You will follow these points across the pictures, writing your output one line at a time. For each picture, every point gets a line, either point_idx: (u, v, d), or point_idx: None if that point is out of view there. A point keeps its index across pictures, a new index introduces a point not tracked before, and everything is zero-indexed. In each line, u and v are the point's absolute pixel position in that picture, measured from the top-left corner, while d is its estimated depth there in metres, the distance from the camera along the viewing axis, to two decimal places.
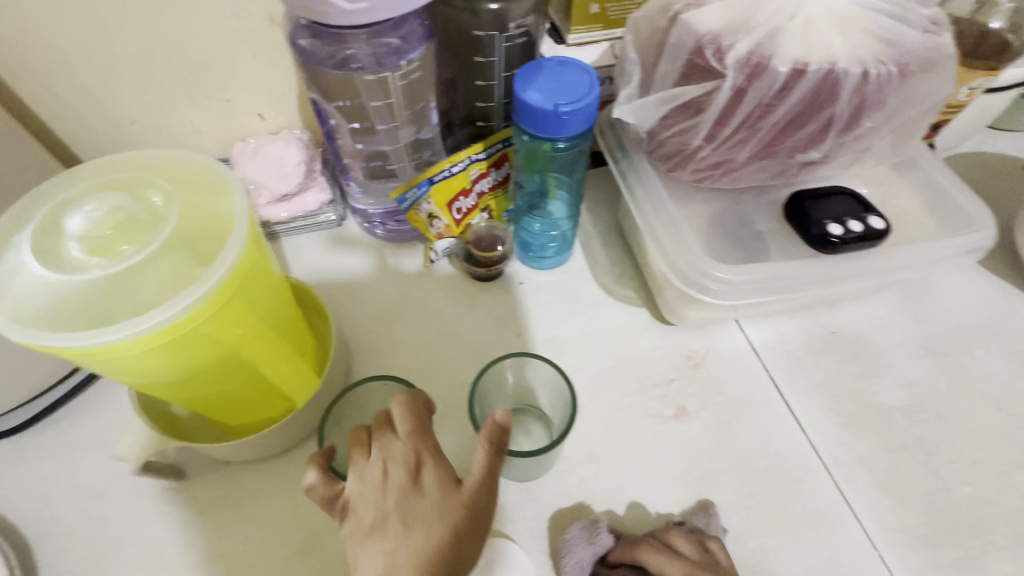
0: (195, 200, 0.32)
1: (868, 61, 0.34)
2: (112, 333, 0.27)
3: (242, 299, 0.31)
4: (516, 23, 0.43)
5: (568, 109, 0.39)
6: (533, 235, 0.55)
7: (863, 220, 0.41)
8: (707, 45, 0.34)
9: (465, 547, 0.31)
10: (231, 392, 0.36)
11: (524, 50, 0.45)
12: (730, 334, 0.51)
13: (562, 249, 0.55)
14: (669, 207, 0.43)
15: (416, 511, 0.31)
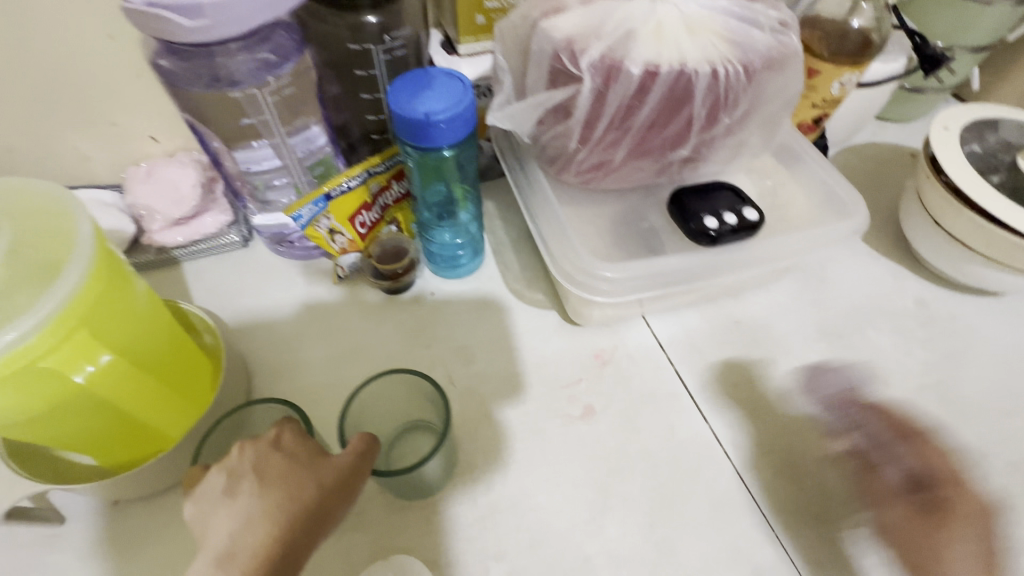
0: (31, 224, 0.31)
1: (717, 61, 0.35)
2: None
3: (90, 326, 0.31)
4: (393, 35, 0.43)
5: (443, 118, 0.39)
6: (444, 246, 0.55)
7: (738, 212, 0.42)
8: (563, 51, 0.35)
9: (328, 505, 0.33)
10: (94, 431, 0.35)
11: (407, 63, 0.46)
12: (636, 331, 0.52)
13: (473, 253, 0.56)
14: (556, 212, 0.44)
15: (277, 473, 0.34)
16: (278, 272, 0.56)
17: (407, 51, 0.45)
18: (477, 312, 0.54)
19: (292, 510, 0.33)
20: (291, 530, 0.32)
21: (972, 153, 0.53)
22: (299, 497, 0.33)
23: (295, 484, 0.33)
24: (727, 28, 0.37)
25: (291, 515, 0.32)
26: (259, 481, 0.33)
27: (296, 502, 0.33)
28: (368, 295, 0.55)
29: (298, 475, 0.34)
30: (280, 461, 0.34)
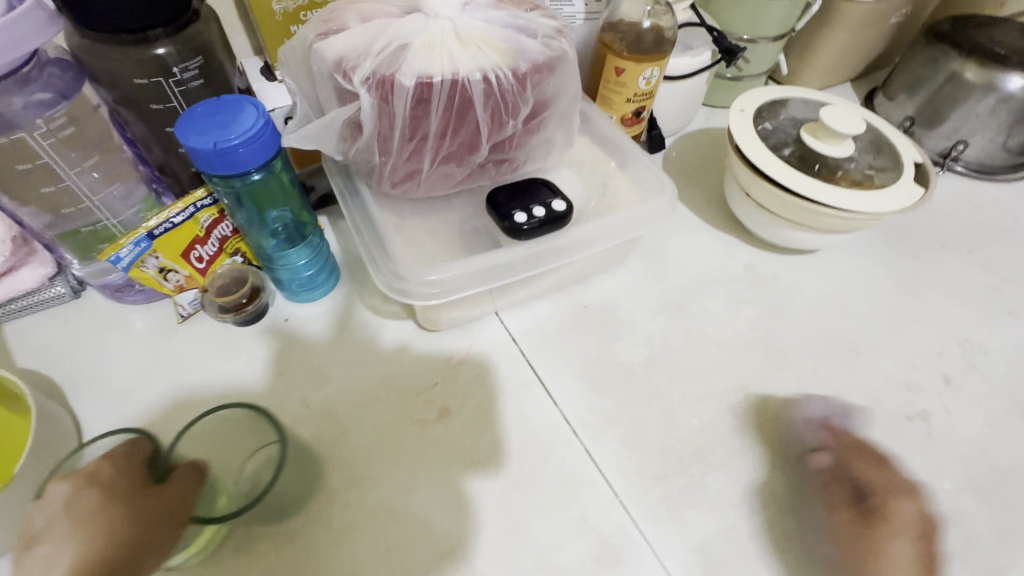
0: None
1: (488, 68, 0.38)
2: None
3: None
4: (180, 67, 0.43)
5: (239, 142, 0.39)
6: (294, 274, 0.53)
7: (547, 205, 0.45)
8: (338, 71, 0.37)
9: (154, 536, 0.36)
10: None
11: (208, 92, 0.45)
12: (490, 328, 0.54)
13: (326, 271, 0.55)
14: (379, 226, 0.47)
15: (95, 502, 0.36)
16: (118, 319, 0.53)
17: (205, 82, 0.45)
18: (333, 331, 0.53)
19: (109, 537, 0.34)
20: (109, 553, 0.34)
21: (766, 131, 0.59)
22: (117, 523, 0.35)
23: (114, 510, 0.35)
24: (497, 38, 0.40)
25: (111, 539, 0.34)
26: (75, 514, 0.35)
27: (116, 534, 0.34)
28: (218, 330, 0.53)
29: (118, 503, 0.36)
30: (96, 493, 0.36)
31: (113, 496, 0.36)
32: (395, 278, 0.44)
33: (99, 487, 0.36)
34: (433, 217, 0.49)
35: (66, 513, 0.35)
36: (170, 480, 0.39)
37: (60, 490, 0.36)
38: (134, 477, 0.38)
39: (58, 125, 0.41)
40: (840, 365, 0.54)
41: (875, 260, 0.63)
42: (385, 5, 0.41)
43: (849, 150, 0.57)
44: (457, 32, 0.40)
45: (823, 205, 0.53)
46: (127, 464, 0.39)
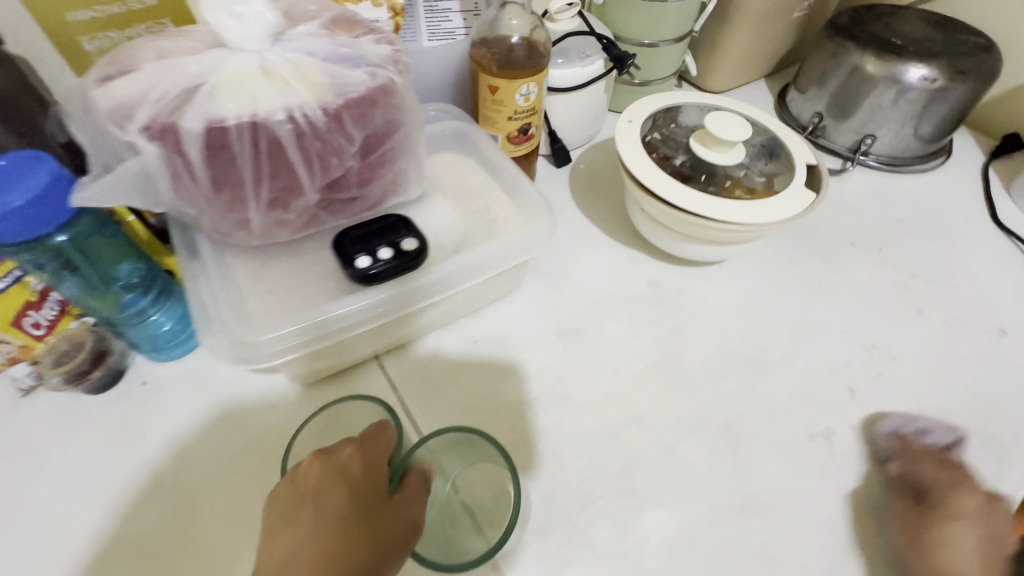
0: None
1: (293, 106, 0.34)
2: None
3: None
4: None
5: (21, 203, 0.35)
6: (151, 334, 0.49)
7: (397, 244, 0.42)
8: (112, 120, 0.32)
9: (383, 562, 0.34)
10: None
11: None
12: (369, 376, 0.50)
13: (186, 323, 0.51)
14: (217, 283, 0.45)
15: (321, 495, 0.35)
16: None
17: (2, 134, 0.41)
18: (195, 392, 0.49)
19: (341, 554, 0.33)
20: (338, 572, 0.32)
21: (655, 141, 0.57)
22: (350, 538, 0.34)
23: (356, 506, 0.35)
24: (311, 70, 0.36)
25: (349, 536, 0.34)
26: (324, 498, 0.35)
27: (342, 551, 0.33)
28: (67, 400, 0.48)
29: (358, 499, 0.36)
30: (350, 486, 0.36)
31: (355, 495, 0.36)
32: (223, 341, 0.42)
33: (313, 483, 0.36)
34: (279, 268, 0.47)
35: (309, 495, 0.36)
36: (404, 485, 0.38)
37: (317, 470, 0.37)
38: (374, 476, 0.37)
39: None
40: (743, 384, 0.51)
41: (783, 265, 0.61)
42: (190, 39, 0.37)
43: (739, 156, 0.54)
44: (264, 66, 0.36)
45: (714, 219, 0.50)
46: (373, 455, 0.38)
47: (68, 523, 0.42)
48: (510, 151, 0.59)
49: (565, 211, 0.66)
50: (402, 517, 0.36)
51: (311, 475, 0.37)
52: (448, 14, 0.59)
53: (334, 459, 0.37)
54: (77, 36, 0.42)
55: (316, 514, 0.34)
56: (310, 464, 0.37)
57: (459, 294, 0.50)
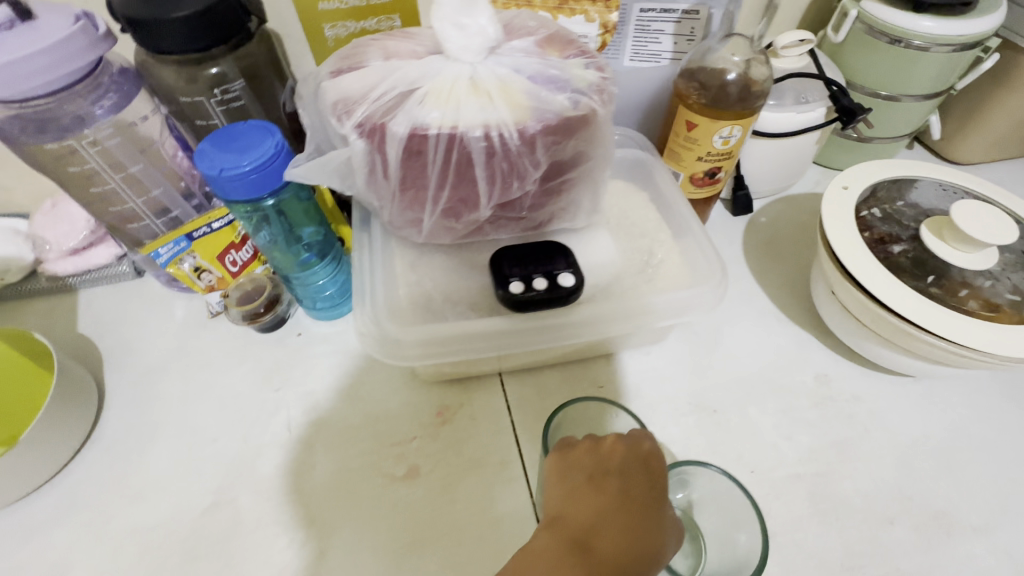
0: None
1: (493, 125, 0.34)
2: None
3: None
4: (224, 87, 0.45)
5: (251, 168, 0.39)
6: (316, 293, 0.54)
7: (552, 277, 0.40)
8: (336, 110, 0.35)
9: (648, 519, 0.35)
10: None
11: (247, 112, 0.48)
12: (489, 390, 0.50)
13: (344, 290, 0.56)
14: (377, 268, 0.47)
15: (624, 479, 0.37)
16: (162, 305, 0.58)
17: (247, 100, 0.47)
18: (334, 356, 0.53)
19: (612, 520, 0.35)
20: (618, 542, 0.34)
21: (872, 218, 0.47)
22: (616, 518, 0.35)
23: (633, 515, 0.35)
24: (514, 89, 0.35)
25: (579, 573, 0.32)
26: (560, 519, 0.35)
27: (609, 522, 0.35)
28: (238, 331, 0.55)
29: (625, 513, 0.35)
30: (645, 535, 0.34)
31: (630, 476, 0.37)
32: (376, 328, 0.43)
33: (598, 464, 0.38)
34: (439, 266, 0.48)
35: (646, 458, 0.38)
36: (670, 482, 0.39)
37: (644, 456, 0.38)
38: (654, 485, 0.37)
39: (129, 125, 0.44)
40: (914, 540, 0.42)
41: (1009, 409, 0.48)
42: (412, 43, 0.39)
43: (984, 261, 0.44)
44: (474, 78, 0.36)
45: (924, 332, 0.41)
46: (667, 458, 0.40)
47: (215, 444, 0.48)
48: (689, 191, 0.55)
49: (732, 268, 0.59)
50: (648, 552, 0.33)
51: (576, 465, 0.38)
52: (659, 36, 0.54)
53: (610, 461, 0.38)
54: (323, 24, 0.46)
55: (557, 531, 0.34)
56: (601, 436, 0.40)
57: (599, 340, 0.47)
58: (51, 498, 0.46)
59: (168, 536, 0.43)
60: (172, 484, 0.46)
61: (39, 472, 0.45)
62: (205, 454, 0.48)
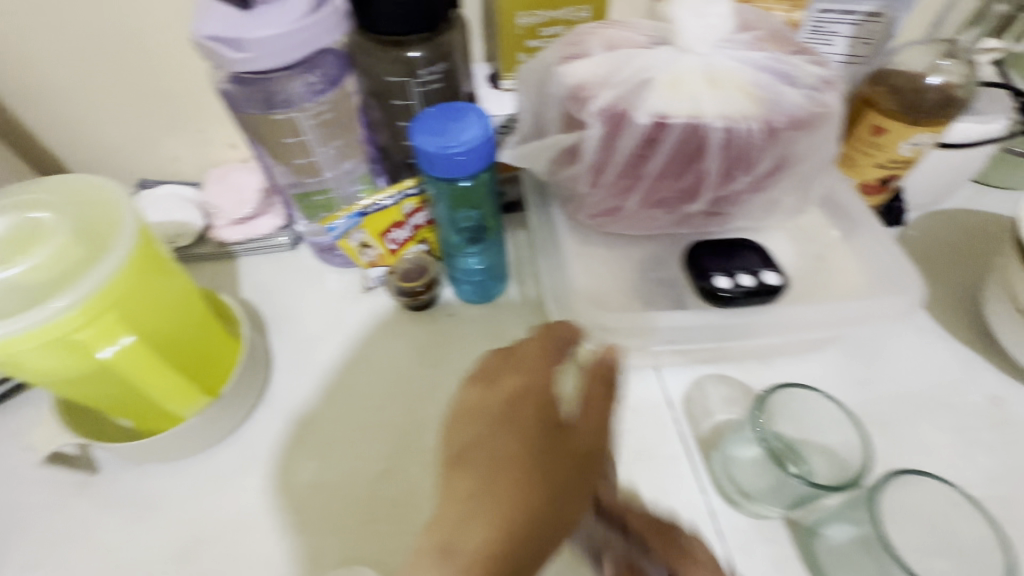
0: (88, 220, 0.35)
1: (736, 117, 0.34)
2: (5, 329, 0.30)
3: (125, 308, 0.35)
4: (427, 70, 0.46)
5: (460, 151, 0.41)
6: (468, 274, 0.55)
7: (755, 275, 0.42)
8: (575, 96, 0.36)
9: (542, 498, 0.36)
10: (111, 394, 0.39)
11: (443, 94, 0.48)
12: (647, 384, 0.50)
13: (495, 279, 0.56)
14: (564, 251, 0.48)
15: (486, 449, 0.38)
16: (316, 277, 0.60)
17: (443, 81, 0.47)
18: (487, 340, 0.54)
19: (504, 518, 0.35)
20: (512, 532, 0.35)
21: None
22: (502, 509, 0.36)
23: (534, 485, 0.37)
24: (752, 81, 0.35)
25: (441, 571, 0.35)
26: (451, 553, 0.34)
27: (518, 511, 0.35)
28: (390, 308, 0.57)
29: (529, 482, 0.37)
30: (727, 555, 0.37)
31: (528, 444, 0.38)
32: (573, 314, 0.45)
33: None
34: (622, 253, 0.48)
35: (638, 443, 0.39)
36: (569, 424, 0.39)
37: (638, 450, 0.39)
38: (525, 443, 0.38)
39: (319, 111, 0.46)
40: None
41: None
42: (634, 31, 0.39)
43: None
44: (711, 68, 0.35)
45: None
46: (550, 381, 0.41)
47: (379, 413, 0.50)
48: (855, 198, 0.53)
49: None
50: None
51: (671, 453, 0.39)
52: (834, 38, 0.53)
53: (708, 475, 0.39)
54: (517, 13, 0.47)
55: (452, 564, 0.34)
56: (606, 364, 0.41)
57: (773, 343, 0.46)
58: (229, 449, 0.48)
59: (344, 497, 0.45)
60: (343, 448, 0.48)
61: (228, 425, 0.47)
62: (372, 421, 0.49)
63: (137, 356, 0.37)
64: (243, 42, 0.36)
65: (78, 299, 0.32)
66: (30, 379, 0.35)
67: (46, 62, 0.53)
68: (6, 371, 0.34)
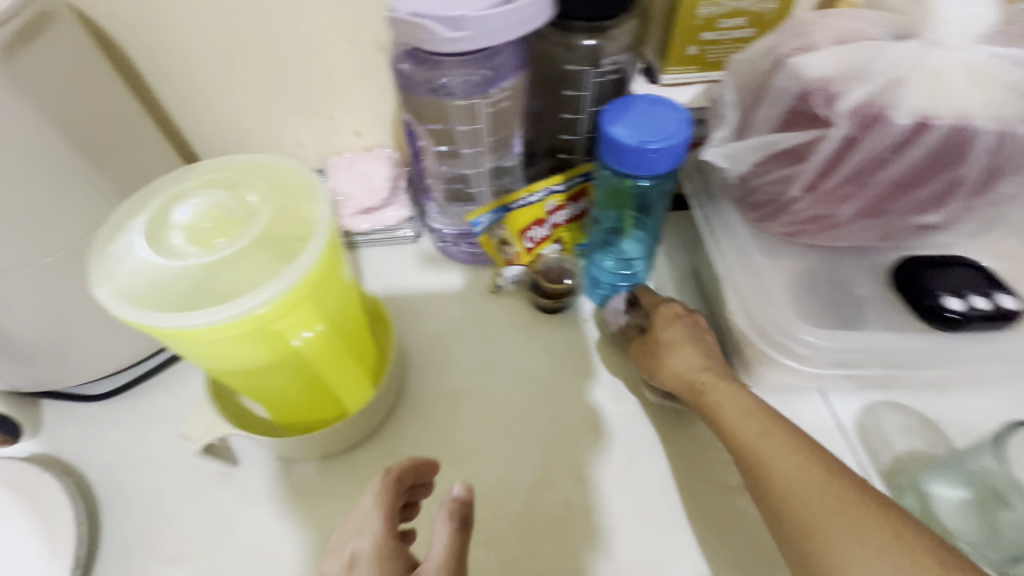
0: (286, 203, 0.33)
1: (1007, 120, 0.31)
2: (214, 317, 0.29)
3: (317, 300, 0.33)
4: (609, 60, 0.44)
5: (654, 147, 0.40)
6: (603, 272, 0.53)
7: (990, 297, 0.39)
8: (816, 91, 0.33)
9: None
10: (282, 389, 0.38)
11: (616, 87, 0.46)
12: (814, 407, 0.46)
13: (631, 288, 0.53)
14: (755, 259, 0.42)
15: None
16: (440, 272, 0.57)
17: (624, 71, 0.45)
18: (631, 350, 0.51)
19: None
20: None
21: None
22: None
23: None
24: None
25: None
26: None
27: None
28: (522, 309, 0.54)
29: None
30: None
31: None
32: (767, 328, 0.40)
33: (687, 380, 0.43)
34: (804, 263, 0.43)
35: (657, 364, 0.45)
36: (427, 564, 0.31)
37: (659, 372, 0.44)
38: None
39: (495, 100, 0.45)
40: None
41: None
42: (870, 23, 0.35)
43: None
44: (974, 65, 0.32)
45: None
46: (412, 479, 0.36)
47: (524, 421, 0.47)
48: None
49: None
50: (794, 487, 0.34)
51: (663, 375, 0.44)
52: None
53: (710, 395, 0.41)
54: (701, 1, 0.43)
55: None
56: (656, 306, 0.48)
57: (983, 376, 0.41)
58: (368, 450, 0.46)
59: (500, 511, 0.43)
60: (488, 455, 0.46)
61: (372, 423, 0.45)
62: (516, 430, 0.47)
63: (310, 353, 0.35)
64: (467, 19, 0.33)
65: (275, 297, 0.30)
66: (216, 367, 0.34)
67: (181, 40, 0.50)
68: (196, 359, 0.33)
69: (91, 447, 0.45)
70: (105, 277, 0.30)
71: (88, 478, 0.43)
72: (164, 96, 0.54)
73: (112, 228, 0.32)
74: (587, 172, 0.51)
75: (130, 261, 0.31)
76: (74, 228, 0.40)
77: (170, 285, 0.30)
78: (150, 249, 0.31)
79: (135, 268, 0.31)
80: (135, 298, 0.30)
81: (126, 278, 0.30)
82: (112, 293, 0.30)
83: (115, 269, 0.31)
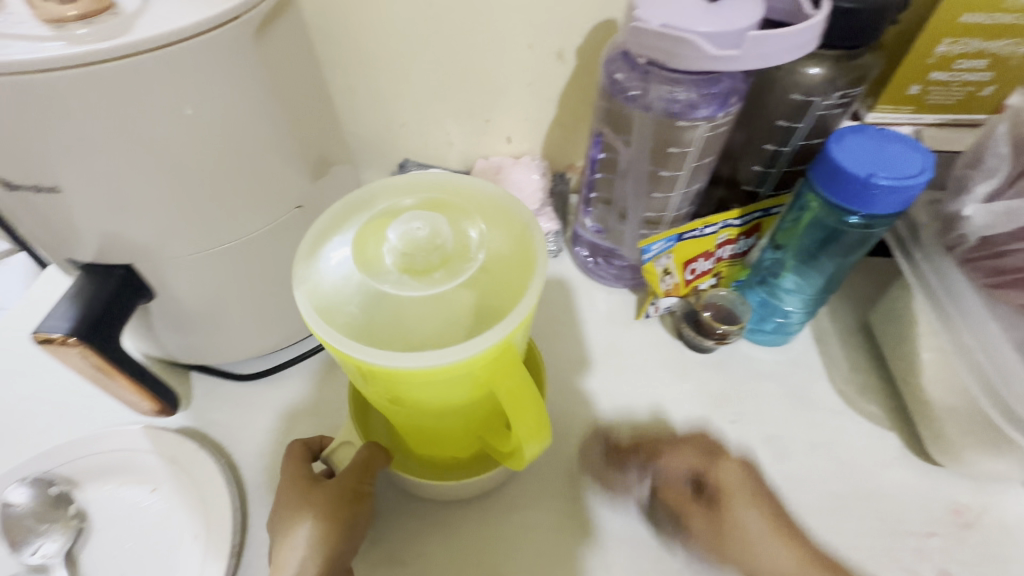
0: (500, 241, 0.33)
1: None
2: (421, 362, 0.28)
3: (515, 350, 0.31)
4: (840, 93, 0.40)
5: (884, 181, 0.34)
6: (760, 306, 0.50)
7: None
8: None
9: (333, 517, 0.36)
10: (437, 427, 0.36)
11: (837, 121, 0.43)
12: (1013, 498, 0.42)
13: (785, 329, 0.49)
14: (992, 331, 0.37)
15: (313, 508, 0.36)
16: (584, 293, 0.54)
17: (841, 110, 0.42)
18: (793, 402, 0.47)
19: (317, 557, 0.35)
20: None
21: None
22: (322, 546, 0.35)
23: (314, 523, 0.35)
24: None
25: None
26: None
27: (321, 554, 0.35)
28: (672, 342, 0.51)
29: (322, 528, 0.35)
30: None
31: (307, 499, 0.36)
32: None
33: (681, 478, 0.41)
34: None
35: (659, 469, 0.42)
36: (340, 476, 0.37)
37: (661, 478, 0.41)
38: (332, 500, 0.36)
39: (715, 124, 0.41)
40: None
41: None
42: None
43: None
44: None
45: None
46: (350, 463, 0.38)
47: None
48: None
49: None
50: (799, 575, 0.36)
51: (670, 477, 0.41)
52: None
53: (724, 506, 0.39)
54: (946, 38, 0.40)
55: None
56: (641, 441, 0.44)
57: None
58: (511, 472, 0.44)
59: (660, 564, 0.40)
60: (641, 498, 0.43)
61: None
62: None
63: (478, 401, 0.34)
64: (743, 38, 0.31)
65: (475, 354, 0.28)
66: (392, 400, 0.33)
67: (368, 34, 0.50)
68: (377, 391, 0.32)
69: (238, 429, 0.45)
70: (309, 290, 0.30)
71: (235, 461, 0.43)
72: (333, 82, 0.54)
73: (323, 244, 0.32)
74: (770, 208, 0.47)
75: (338, 281, 0.31)
76: (268, 211, 0.39)
77: (373, 314, 0.30)
78: (356, 271, 0.31)
79: (342, 287, 0.31)
80: (341, 324, 0.30)
81: (332, 299, 0.30)
82: (315, 311, 0.30)
83: (324, 288, 0.31)
